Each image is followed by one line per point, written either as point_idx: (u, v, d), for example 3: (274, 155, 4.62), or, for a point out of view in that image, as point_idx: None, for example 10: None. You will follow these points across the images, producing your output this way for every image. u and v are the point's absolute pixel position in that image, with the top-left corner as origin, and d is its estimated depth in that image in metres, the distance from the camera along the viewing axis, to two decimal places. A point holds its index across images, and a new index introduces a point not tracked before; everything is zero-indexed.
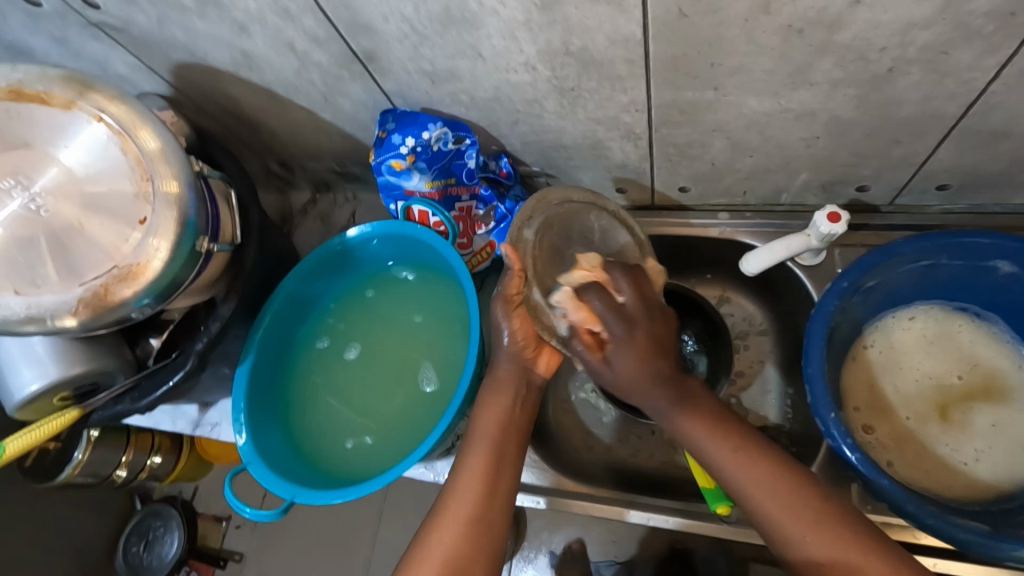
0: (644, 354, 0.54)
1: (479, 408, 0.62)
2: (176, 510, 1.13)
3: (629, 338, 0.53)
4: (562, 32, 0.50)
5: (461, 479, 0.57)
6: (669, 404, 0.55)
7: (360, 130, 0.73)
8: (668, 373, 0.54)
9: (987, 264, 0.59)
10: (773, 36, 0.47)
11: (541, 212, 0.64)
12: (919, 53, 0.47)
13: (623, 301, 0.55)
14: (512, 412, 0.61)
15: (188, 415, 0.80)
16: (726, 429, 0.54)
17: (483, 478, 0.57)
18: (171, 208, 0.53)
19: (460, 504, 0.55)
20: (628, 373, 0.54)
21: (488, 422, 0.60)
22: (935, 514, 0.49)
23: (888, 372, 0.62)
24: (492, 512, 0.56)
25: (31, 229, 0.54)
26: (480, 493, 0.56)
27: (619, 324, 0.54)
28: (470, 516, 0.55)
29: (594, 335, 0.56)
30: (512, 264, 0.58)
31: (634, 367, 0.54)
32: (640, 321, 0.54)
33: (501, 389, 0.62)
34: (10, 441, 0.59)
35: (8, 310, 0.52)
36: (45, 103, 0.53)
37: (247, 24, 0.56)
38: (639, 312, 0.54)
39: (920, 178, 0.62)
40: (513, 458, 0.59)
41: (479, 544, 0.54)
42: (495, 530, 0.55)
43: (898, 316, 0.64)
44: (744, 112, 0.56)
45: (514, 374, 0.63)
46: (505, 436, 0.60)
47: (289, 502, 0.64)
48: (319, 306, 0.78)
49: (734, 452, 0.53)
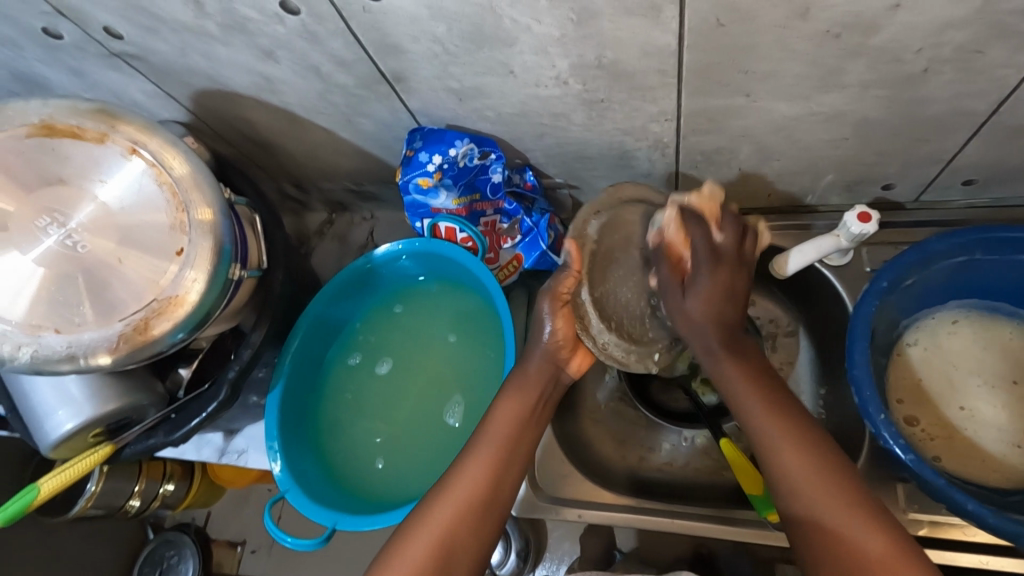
0: (719, 294, 0.58)
1: (497, 403, 0.61)
2: (189, 537, 1.10)
3: (711, 278, 0.58)
4: (595, 46, 0.50)
5: (465, 472, 0.56)
6: (720, 352, 0.58)
7: (381, 149, 0.72)
8: (733, 321, 0.59)
9: (1020, 258, 0.59)
10: (808, 42, 0.47)
11: (605, 211, 0.66)
12: (953, 53, 0.47)
13: (720, 241, 0.59)
14: (527, 410, 0.61)
15: (214, 443, 0.78)
16: (765, 395, 0.54)
17: (489, 473, 0.56)
18: (207, 238, 0.53)
19: (457, 495, 0.54)
20: (701, 309, 0.58)
21: (501, 419, 0.60)
22: (993, 511, 0.49)
23: (930, 365, 0.63)
24: (489, 507, 0.55)
25: (67, 266, 0.53)
26: (481, 486, 0.55)
27: (708, 258, 0.58)
28: (466, 506, 0.54)
29: (678, 263, 0.61)
30: (572, 262, 0.62)
31: (707, 304, 0.58)
32: (724, 265, 0.58)
33: (523, 385, 0.62)
34: (43, 481, 0.58)
35: (47, 349, 0.50)
36: (77, 136, 0.53)
37: (273, 49, 0.56)
38: (728, 254, 0.58)
39: (946, 174, 0.63)
40: (520, 459, 0.59)
41: (467, 536, 0.53)
42: (491, 525, 0.54)
43: (943, 315, 0.64)
44: (773, 117, 0.57)
45: (543, 370, 0.63)
46: (518, 436, 0.59)
47: (330, 530, 0.63)
48: (344, 328, 0.78)
49: (767, 413, 0.53)
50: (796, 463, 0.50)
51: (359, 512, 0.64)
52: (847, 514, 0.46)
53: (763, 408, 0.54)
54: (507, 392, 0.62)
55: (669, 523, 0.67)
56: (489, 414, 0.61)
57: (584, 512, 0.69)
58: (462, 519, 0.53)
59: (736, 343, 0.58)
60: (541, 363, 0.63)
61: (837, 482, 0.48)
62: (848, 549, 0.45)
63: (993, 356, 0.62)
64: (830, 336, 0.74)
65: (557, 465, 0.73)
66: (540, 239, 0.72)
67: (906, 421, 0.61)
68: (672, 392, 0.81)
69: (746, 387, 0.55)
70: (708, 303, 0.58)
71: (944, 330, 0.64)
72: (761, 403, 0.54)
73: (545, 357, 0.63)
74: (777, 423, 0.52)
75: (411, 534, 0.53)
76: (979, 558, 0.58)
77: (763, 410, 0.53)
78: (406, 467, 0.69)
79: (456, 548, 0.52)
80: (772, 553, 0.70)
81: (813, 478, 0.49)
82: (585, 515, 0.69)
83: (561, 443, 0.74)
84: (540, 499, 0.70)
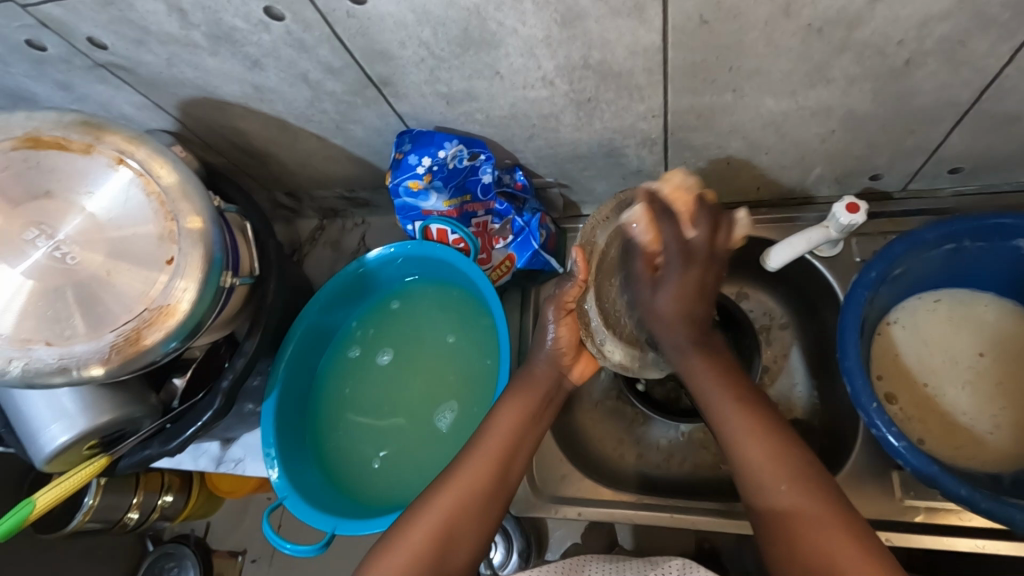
0: (687, 294, 0.59)
1: (500, 406, 0.61)
2: (189, 549, 1.09)
3: (681, 278, 0.59)
4: (582, 46, 0.50)
5: (470, 462, 0.58)
6: (700, 371, 0.59)
7: (371, 155, 0.72)
8: (698, 319, 0.61)
9: (1009, 245, 0.59)
10: (793, 37, 0.47)
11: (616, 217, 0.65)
12: (936, 44, 0.47)
13: (693, 238, 0.58)
14: (529, 416, 0.61)
15: (210, 453, 0.78)
16: (722, 378, 0.58)
17: (485, 480, 0.57)
18: (197, 247, 0.53)
19: (447, 500, 0.55)
20: (671, 311, 0.60)
21: (504, 423, 0.60)
22: (987, 496, 0.50)
23: (919, 350, 0.63)
24: (483, 512, 0.56)
25: (56, 279, 0.52)
26: (472, 493, 0.56)
27: (678, 258, 0.58)
28: (457, 510, 0.55)
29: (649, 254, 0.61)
30: (578, 273, 0.61)
31: (676, 304, 0.60)
32: (690, 271, 0.59)
33: (526, 391, 0.62)
34: (39, 494, 0.58)
35: (38, 362, 0.50)
36: (64, 148, 0.53)
37: (260, 57, 0.56)
38: (695, 252, 0.58)
39: (932, 164, 0.63)
40: (521, 459, 0.60)
41: (466, 529, 0.55)
42: (482, 528, 0.56)
43: (926, 295, 0.65)
44: (761, 113, 0.57)
45: (551, 375, 0.65)
46: (518, 441, 0.60)
47: (330, 535, 0.63)
48: (336, 333, 0.78)
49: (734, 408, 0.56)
50: (749, 447, 0.53)
51: (357, 517, 0.64)
52: (797, 495, 0.50)
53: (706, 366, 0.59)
54: (511, 397, 0.62)
55: (672, 519, 0.67)
56: (490, 417, 0.61)
57: (585, 511, 0.69)
58: (455, 523, 0.54)
59: (704, 340, 0.61)
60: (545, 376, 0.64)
61: (796, 474, 0.51)
62: (790, 537, 0.49)
63: (975, 340, 0.63)
64: (823, 328, 0.74)
65: (554, 465, 0.73)
66: (532, 238, 0.72)
67: (885, 397, 0.62)
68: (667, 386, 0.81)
69: (702, 375, 0.59)
70: (676, 302, 0.59)
71: (929, 309, 0.65)
72: (723, 392, 0.57)
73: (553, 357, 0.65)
74: (739, 416, 0.55)
75: (400, 536, 0.54)
76: (974, 542, 0.58)
77: (720, 398, 0.57)
78: (404, 471, 0.70)
79: (447, 548, 0.53)
80: None
81: (766, 467, 0.52)
82: (584, 513, 0.69)
83: (559, 440, 0.75)
84: (535, 497, 0.71)
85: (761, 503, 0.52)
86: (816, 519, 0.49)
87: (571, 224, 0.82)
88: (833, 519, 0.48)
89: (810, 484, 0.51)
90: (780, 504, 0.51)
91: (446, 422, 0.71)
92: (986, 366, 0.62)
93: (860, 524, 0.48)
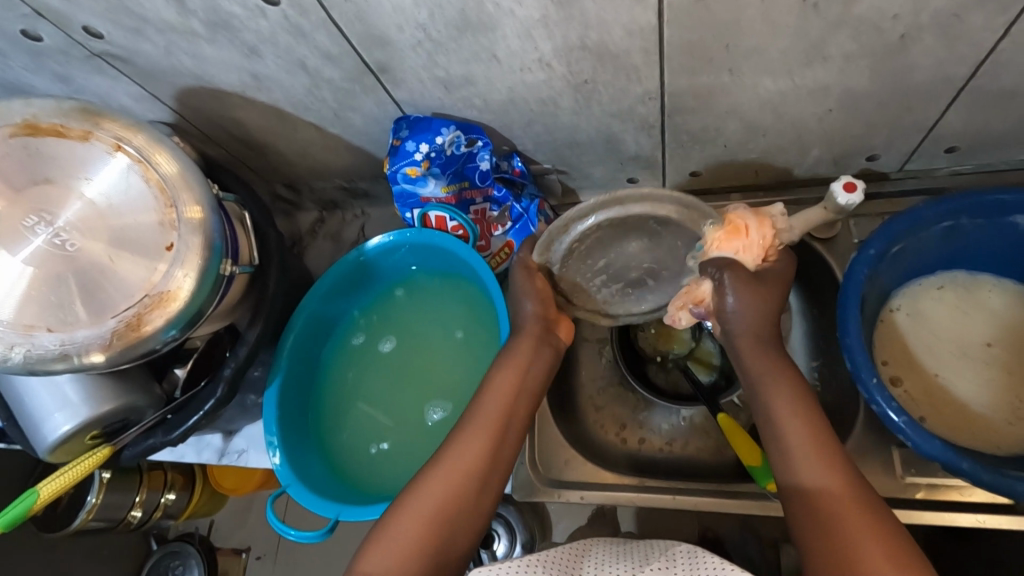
0: (767, 305, 0.56)
1: (488, 384, 0.60)
2: (194, 548, 1.08)
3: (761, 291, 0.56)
4: (578, 27, 0.50)
5: (462, 440, 0.56)
6: (762, 370, 0.55)
7: (370, 143, 0.72)
8: (773, 334, 0.57)
9: (1006, 222, 0.60)
10: (789, 14, 0.47)
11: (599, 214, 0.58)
12: (932, 19, 0.47)
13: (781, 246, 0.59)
14: (518, 391, 0.60)
15: (213, 445, 0.78)
16: (776, 369, 0.55)
17: (478, 463, 0.55)
18: (197, 235, 0.53)
19: (445, 484, 0.53)
20: (749, 322, 0.56)
21: (494, 402, 0.59)
22: (989, 470, 0.50)
23: (923, 332, 0.63)
24: (477, 500, 0.54)
25: (58, 266, 0.53)
26: (466, 474, 0.54)
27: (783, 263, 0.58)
28: (454, 495, 0.53)
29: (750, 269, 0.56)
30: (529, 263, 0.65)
31: (755, 314, 0.56)
32: (772, 288, 0.57)
33: (512, 369, 0.61)
34: (44, 484, 0.58)
35: (42, 349, 0.51)
36: (62, 135, 0.53)
37: (257, 44, 0.56)
38: (780, 268, 0.58)
39: (930, 142, 0.63)
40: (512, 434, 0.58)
41: (463, 508, 0.53)
42: (479, 511, 0.54)
43: (929, 283, 0.65)
44: (759, 93, 0.57)
45: (539, 333, 0.64)
46: (507, 422, 0.58)
47: (334, 521, 0.63)
48: (339, 322, 0.78)
49: (790, 404, 0.53)
50: (797, 439, 0.51)
51: (359, 503, 0.64)
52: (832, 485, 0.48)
53: (762, 360, 0.56)
54: (499, 373, 0.61)
55: (672, 501, 0.67)
56: (477, 400, 0.59)
57: (588, 495, 0.69)
58: (452, 508, 0.52)
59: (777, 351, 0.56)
60: (527, 350, 0.62)
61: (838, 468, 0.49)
62: (822, 514, 0.47)
63: (976, 321, 0.63)
64: (824, 310, 0.74)
65: (557, 450, 0.73)
66: (530, 224, 0.73)
67: (891, 382, 0.62)
68: (669, 373, 0.82)
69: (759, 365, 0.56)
70: (758, 318, 0.56)
71: (933, 296, 0.65)
72: (777, 383, 0.54)
73: (536, 324, 0.64)
74: (790, 407, 0.53)
75: (394, 526, 0.51)
76: (975, 517, 0.59)
77: (777, 390, 0.54)
78: (408, 459, 0.70)
79: (444, 535, 0.51)
80: (778, 535, 0.76)
81: (810, 455, 0.50)
82: (586, 497, 0.69)
83: (559, 424, 0.75)
84: (539, 482, 0.71)
85: (800, 490, 0.49)
86: (847, 504, 0.47)
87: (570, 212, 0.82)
88: (866, 512, 0.46)
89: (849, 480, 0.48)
90: (814, 485, 0.48)
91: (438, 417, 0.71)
92: (993, 350, 0.62)
93: (894, 521, 0.46)
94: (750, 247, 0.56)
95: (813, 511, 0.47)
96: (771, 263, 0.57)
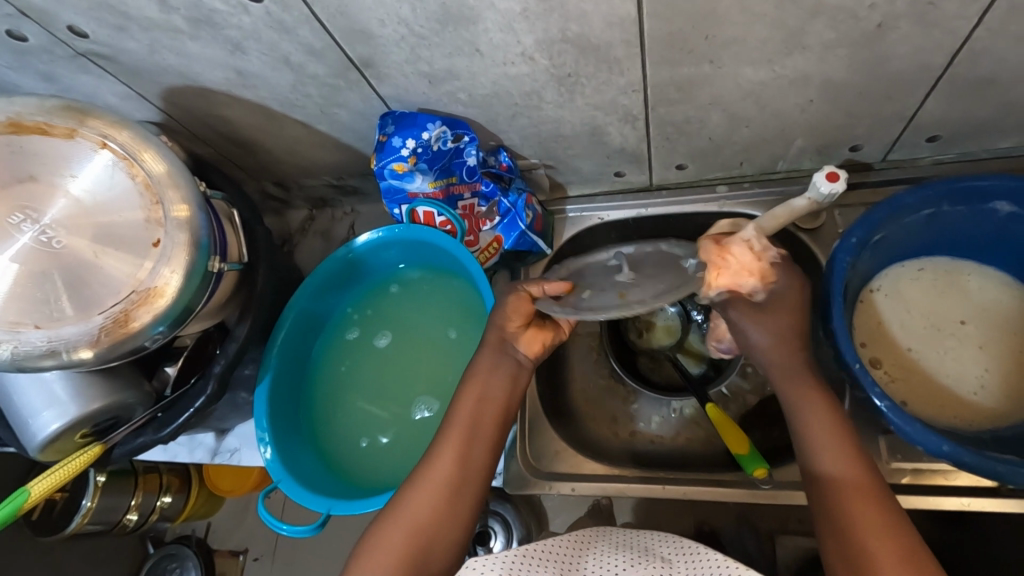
0: (782, 329, 0.56)
1: (458, 390, 0.60)
2: (191, 550, 1.08)
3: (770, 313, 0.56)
4: (559, 19, 0.50)
5: (441, 449, 0.56)
6: (788, 371, 0.56)
7: (357, 140, 0.73)
8: (804, 350, 0.56)
9: (985, 207, 0.61)
10: (766, 3, 0.47)
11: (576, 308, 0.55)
12: (907, 7, 0.47)
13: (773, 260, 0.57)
14: (491, 396, 0.59)
15: (206, 444, 0.79)
16: (797, 370, 0.55)
17: (456, 472, 0.55)
18: (183, 231, 0.53)
19: (425, 496, 0.54)
20: (771, 343, 0.56)
21: (470, 406, 0.59)
22: (970, 451, 0.51)
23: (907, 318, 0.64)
24: (458, 509, 0.54)
25: (44, 262, 0.53)
26: (443, 484, 0.54)
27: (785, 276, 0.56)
28: (433, 507, 0.53)
29: (749, 300, 0.56)
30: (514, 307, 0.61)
31: (775, 336, 0.56)
32: (783, 308, 0.56)
33: (483, 373, 0.60)
34: (33, 484, 0.58)
35: (29, 345, 0.51)
36: (47, 133, 0.53)
37: (241, 41, 0.56)
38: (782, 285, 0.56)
39: (911, 132, 0.64)
40: (492, 437, 0.58)
41: (445, 520, 0.53)
42: (461, 521, 0.54)
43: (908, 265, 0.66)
44: (740, 83, 0.57)
45: (497, 343, 0.62)
46: (482, 427, 0.58)
47: (325, 515, 0.64)
48: (327, 320, 0.78)
49: (814, 411, 0.54)
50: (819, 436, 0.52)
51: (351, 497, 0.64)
52: (851, 486, 0.49)
53: (789, 364, 0.56)
54: (471, 378, 0.60)
55: (661, 489, 0.67)
56: (453, 407, 0.59)
57: (577, 486, 0.69)
58: (432, 519, 0.53)
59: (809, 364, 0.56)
60: (487, 364, 0.61)
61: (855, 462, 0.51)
62: (832, 509, 0.49)
63: (956, 305, 0.64)
64: None
65: (549, 442, 0.74)
66: (518, 219, 0.72)
67: (869, 363, 0.63)
68: (662, 368, 0.83)
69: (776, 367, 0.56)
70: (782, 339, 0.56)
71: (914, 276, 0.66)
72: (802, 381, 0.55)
73: (494, 334, 0.62)
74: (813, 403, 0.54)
75: (378, 538, 0.52)
76: (960, 500, 0.59)
77: (803, 397, 0.54)
78: (398, 452, 0.70)
79: (428, 547, 0.52)
80: (773, 526, 0.77)
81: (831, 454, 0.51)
82: (576, 488, 0.69)
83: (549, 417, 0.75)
84: (529, 474, 0.70)
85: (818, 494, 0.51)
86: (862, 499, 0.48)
87: (559, 206, 0.83)
88: (884, 524, 0.47)
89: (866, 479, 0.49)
90: (831, 482, 0.50)
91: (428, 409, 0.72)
92: (971, 331, 0.63)
93: (903, 519, 0.47)
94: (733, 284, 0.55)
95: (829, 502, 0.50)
96: (771, 283, 0.56)
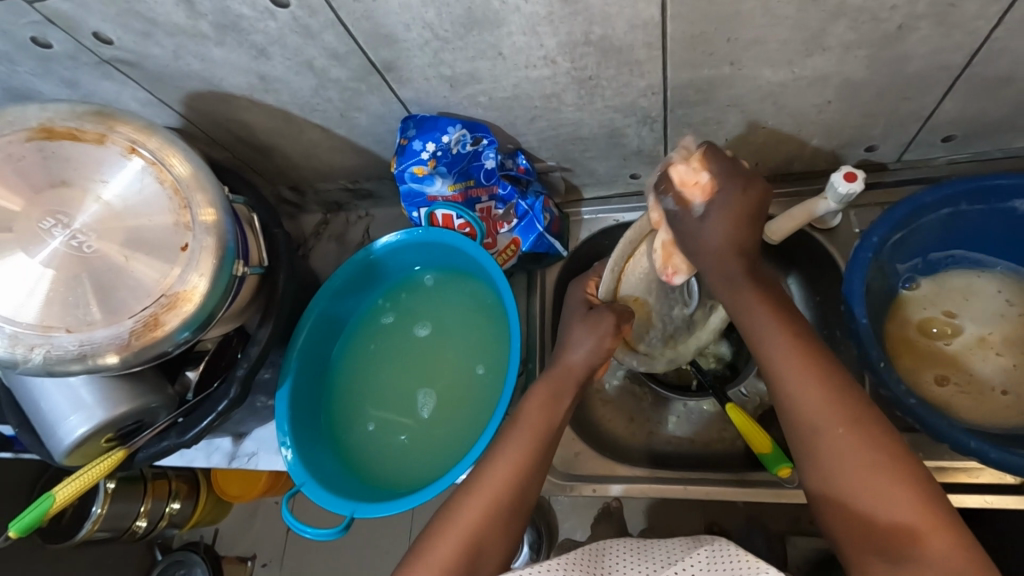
0: (738, 221, 0.53)
1: (529, 394, 0.61)
2: (199, 557, 1.06)
3: (734, 201, 0.53)
4: (583, 22, 0.51)
5: (505, 453, 0.57)
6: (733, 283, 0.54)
7: (375, 143, 0.73)
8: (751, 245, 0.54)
9: (1004, 207, 0.62)
10: (789, 6, 0.48)
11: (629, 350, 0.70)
12: (929, 8, 0.48)
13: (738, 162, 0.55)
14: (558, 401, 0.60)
15: (223, 449, 0.78)
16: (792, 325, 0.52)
17: (508, 484, 0.55)
18: (210, 235, 0.53)
19: (474, 510, 0.54)
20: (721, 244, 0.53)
21: (533, 413, 0.59)
22: (998, 448, 0.52)
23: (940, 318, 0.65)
24: (505, 522, 0.54)
25: (75, 267, 0.53)
26: (500, 496, 0.54)
27: (723, 166, 0.54)
28: (482, 515, 0.53)
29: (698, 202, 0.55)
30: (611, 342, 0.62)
31: (728, 234, 0.53)
32: (730, 213, 0.53)
33: (551, 384, 0.61)
34: (60, 488, 0.58)
35: (61, 349, 0.51)
36: (78, 138, 0.54)
37: (266, 46, 0.56)
38: (730, 182, 0.53)
39: (927, 131, 0.64)
40: (553, 447, 0.58)
41: (494, 534, 0.53)
42: (511, 533, 0.54)
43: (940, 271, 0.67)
44: (759, 85, 0.58)
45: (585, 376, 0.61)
46: (547, 437, 0.58)
47: (348, 518, 0.63)
48: (347, 326, 0.79)
49: (806, 384, 0.49)
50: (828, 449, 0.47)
51: (374, 501, 0.64)
52: (886, 496, 0.44)
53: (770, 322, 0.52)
54: (536, 387, 0.61)
55: (685, 493, 0.68)
56: (517, 412, 0.60)
57: (602, 487, 0.70)
58: (480, 529, 0.53)
59: (755, 272, 0.54)
60: (544, 395, 0.60)
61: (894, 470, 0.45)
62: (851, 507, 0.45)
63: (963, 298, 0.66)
64: (826, 299, 0.75)
65: (569, 444, 0.74)
66: (536, 221, 0.73)
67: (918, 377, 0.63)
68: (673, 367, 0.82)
69: (765, 316, 0.53)
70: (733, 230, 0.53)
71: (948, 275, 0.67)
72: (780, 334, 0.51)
73: (586, 361, 0.61)
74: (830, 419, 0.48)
75: (426, 549, 0.52)
76: (982, 498, 0.60)
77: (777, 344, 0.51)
78: (423, 452, 0.70)
79: (478, 555, 0.52)
80: (784, 527, 0.74)
81: (872, 487, 0.45)
82: (600, 490, 0.70)
83: (575, 424, 0.75)
84: (563, 481, 0.71)
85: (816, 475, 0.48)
86: (917, 518, 0.43)
87: (574, 209, 0.83)
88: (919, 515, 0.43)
89: (893, 448, 0.45)
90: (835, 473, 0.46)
91: (449, 410, 0.72)
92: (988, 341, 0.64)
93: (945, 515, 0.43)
94: (686, 176, 0.55)
95: (854, 532, 0.45)
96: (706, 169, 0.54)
